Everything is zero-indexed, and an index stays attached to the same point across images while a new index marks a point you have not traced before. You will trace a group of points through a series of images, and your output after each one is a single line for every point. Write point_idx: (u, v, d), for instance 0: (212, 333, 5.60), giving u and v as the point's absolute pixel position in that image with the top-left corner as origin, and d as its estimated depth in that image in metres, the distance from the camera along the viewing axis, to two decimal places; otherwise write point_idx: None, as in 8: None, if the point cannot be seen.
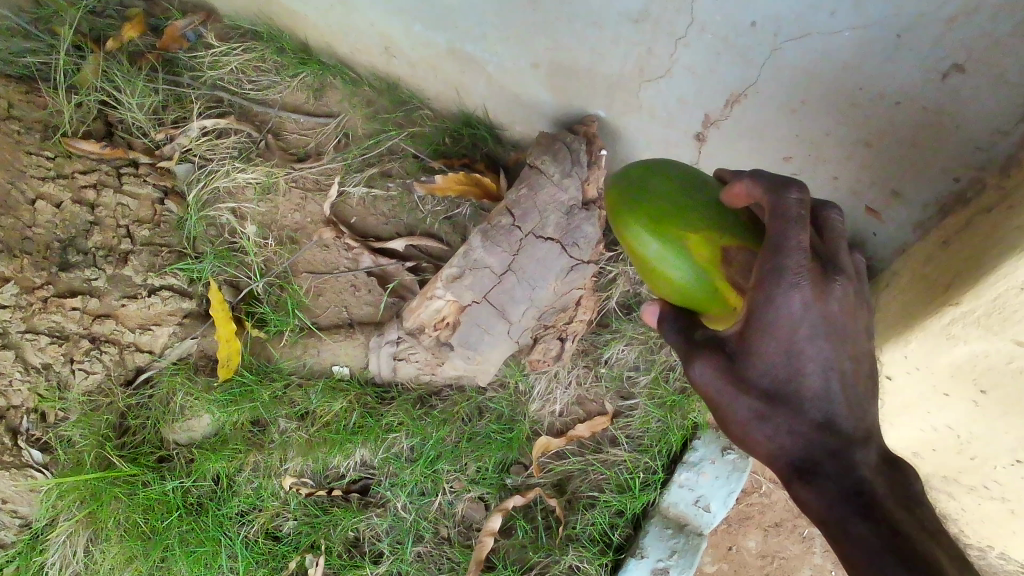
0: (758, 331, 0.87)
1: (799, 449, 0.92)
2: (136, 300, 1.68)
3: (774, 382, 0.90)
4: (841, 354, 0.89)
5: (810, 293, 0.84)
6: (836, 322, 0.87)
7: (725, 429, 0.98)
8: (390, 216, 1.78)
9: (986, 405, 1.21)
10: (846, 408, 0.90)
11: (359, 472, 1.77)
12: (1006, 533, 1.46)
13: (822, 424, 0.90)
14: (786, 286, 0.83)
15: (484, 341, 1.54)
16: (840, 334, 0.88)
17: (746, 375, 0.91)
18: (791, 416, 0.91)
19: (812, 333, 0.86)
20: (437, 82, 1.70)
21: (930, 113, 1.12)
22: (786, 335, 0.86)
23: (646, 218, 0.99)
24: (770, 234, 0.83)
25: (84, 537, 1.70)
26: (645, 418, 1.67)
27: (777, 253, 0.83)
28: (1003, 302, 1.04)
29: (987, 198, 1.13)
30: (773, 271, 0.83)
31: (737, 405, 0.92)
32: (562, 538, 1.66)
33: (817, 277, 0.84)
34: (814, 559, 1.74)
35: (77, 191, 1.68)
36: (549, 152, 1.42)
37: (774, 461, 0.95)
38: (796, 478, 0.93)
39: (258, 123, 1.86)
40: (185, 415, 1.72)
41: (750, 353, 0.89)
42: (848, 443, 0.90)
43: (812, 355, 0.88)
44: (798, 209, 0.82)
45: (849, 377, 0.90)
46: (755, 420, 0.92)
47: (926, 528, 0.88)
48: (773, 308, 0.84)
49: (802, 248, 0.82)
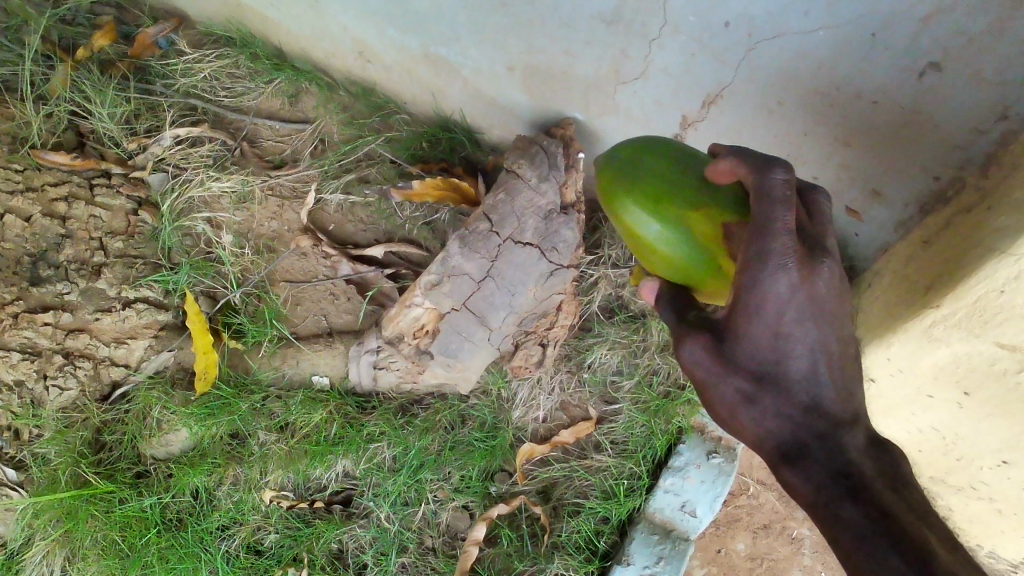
0: (746, 312, 0.84)
1: (787, 432, 0.89)
2: (110, 313, 1.66)
3: (762, 364, 0.88)
4: (830, 335, 0.87)
5: (796, 276, 0.81)
6: (824, 303, 0.85)
7: (712, 411, 0.96)
8: (369, 222, 1.76)
9: (971, 407, 1.19)
10: (833, 390, 0.88)
11: (341, 483, 1.75)
12: (996, 532, 1.44)
13: (809, 406, 0.88)
14: (773, 269, 0.81)
15: (464, 348, 1.51)
16: (828, 315, 0.86)
17: (735, 357, 0.88)
18: (778, 398, 0.89)
19: (800, 314, 0.84)
20: (413, 86, 1.67)
21: (907, 112, 1.10)
22: (774, 318, 0.84)
23: (644, 198, 1.00)
24: (755, 215, 0.80)
25: (61, 556, 1.67)
26: (629, 424, 1.65)
27: (764, 234, 0.80)
28: (985, 304, 1.03)
29: (967, 197, 1.11)
30: (759, 252, 0.81)
31: (725, 387, 0.90)
32: (547, 546, 1.65)
33: (804, 259, 0.82)
34: (803, 560, 1.72)
35: (47, 205, 1.65)
36: (525, 157, 1.40)
37: (761, 445, 0.93)
38: (782, 463, 0.91)
39: (233, 130, 1.83)
40: (162, 430, 1.69)
41: (738, 334, 0.87)
42: (836, 426, 0.88)
43: (800, 336, 0.86)
44: (783, 189, 0.79)
45: (837, 358, 0.88)
46: (743, 402, 0.90)
47: (917, 505, 0.83)
48: (760, 290, 0.82)
49: (789, 229, 0.79)
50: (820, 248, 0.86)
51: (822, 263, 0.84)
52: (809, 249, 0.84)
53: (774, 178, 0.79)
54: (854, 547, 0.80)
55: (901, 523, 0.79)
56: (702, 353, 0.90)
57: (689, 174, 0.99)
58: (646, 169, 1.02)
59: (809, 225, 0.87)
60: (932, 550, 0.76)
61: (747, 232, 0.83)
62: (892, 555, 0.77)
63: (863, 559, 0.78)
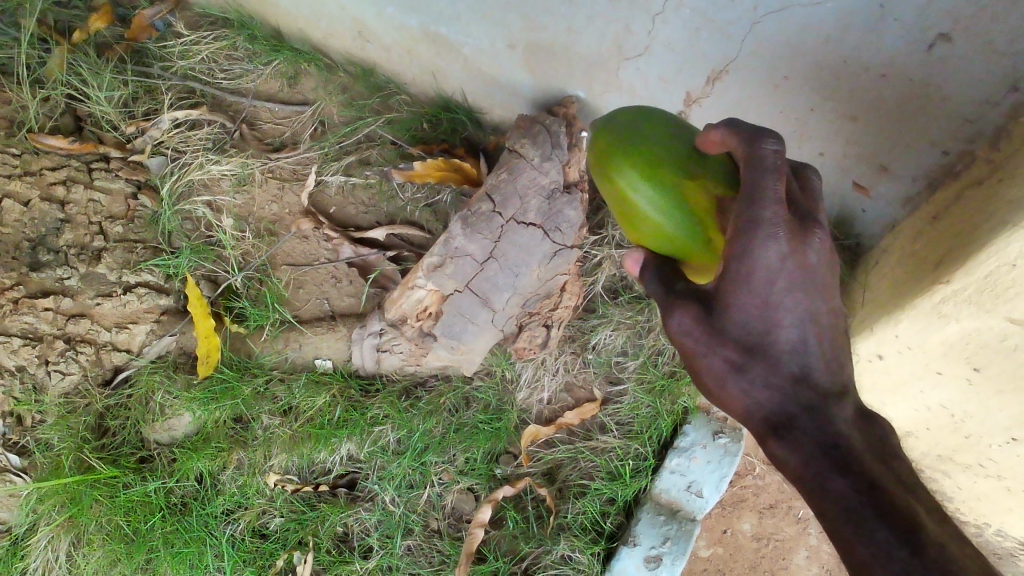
0: (734, 282, 0.83)
1: (775, 402, 0.90)
2: (111, 298, 1.65)
3: (750, 335, 0.87)
4: (821, 307, 0.86)
5: (786, 246, 0.80)
6: (814, 274, 0.83)
7: (700, 379, 0.96)
8: (370, 204, 1.74)
9: (980, 383, 1.18)
10: (822, 361, 0.88)
11: (345, 467, 1.74)
12: (1003, 510, 1.43)
13: (798, 377, 0.88)
14: (763, 238, 0.79)
15: (468, 330, 1.50)
16: (818, 286, 0.84)
17: (723, 328, 0.88)
18: (766, 369, 0.89)
19: (790, 285, 0.83)
20: (413, 66, 1.65)
21: (915, 86, 1.09)
22: (763, 289, 0.83)
23: (638, 160, 0.97)
24: (745, 183, 0.79)
25: (66, 542, 1.67)
26: (634, 405, 1.63)
27: (753, 203, 0.79)
28: (995, 279, 1.01)
29: (977, 171, 1.09)
30: (749, 222, 0.79)
31: (713, 356, 0.90)
32: (553, 528, 1.64)
33: (795, 229, 0.80)
34: (808, 540, 1.72)
35: (46, 188, 1.64)
36: (528, 136, 1.38)
37: (750, 415, 0.93)
38: (772, 434, 0.91)
39: (232, 113, 1.81)
40: (166, 415, 1.68)
41: (727, 304, 0.86)
42: (825, 399, 0.88)
43: (790, 308, 0.85)
44: (775, 158, 0.77)
45: (827, 330, 0.87)
46: (731, 371, 0.90)
47: (905, 478, 0.85)
48: (748, 260, 0.81)
49: (779, 199, 0.78)
50: (812, 218, 0.84)
51: (814, 233, 0.82)
52: (801, 219, 0.82)
53: (765, 147, 0.77)
54: (843, 520, 0.81)
55: (891, 497, 0.81)
56: (690, 322, 0.89)
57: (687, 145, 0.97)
58: (643, 133, 1.00)
59: (802, 195, 0.86)
60: (921, 524, 0.78)
61: (738, 201, 0.81)
62: (880, 527, 0.79)
63: (853, 533, 0.80)
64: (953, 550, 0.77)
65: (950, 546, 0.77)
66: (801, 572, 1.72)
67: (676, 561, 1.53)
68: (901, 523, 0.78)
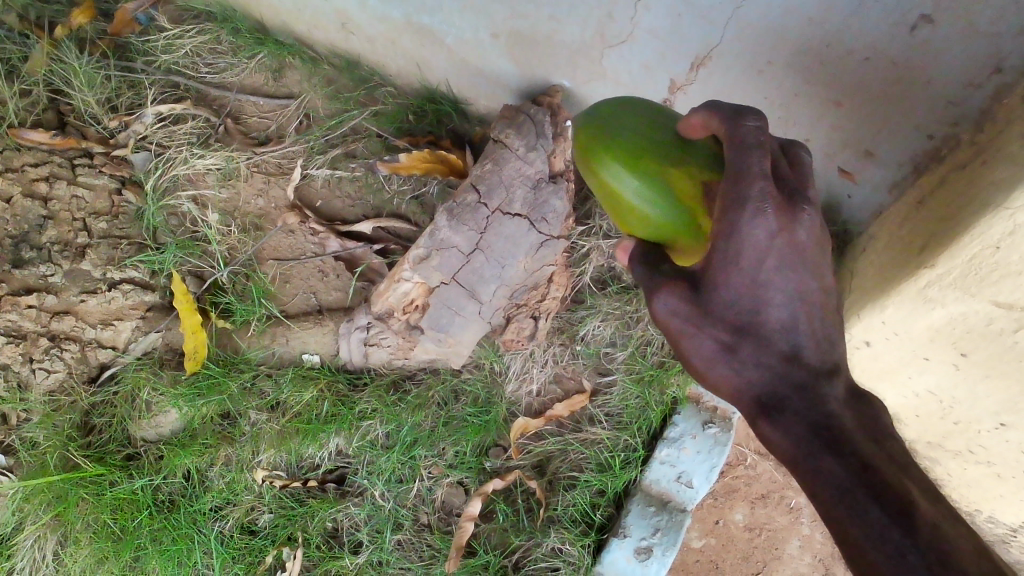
0: (722, 261, 0.83)
1: (765, 382, 0.89)
2: (95, 295, 1.64)
3: (740, 314, 0.87)
4: (812, 286, 0.85)
5: (776, 224, 0.79)
6: (805, 252, 0.83)
7: (687, 363, 0.95)
8: (356, 198, 1.73)
9: (968, 369, 1.17)
10: (811, 340, 0.87)
11: (334, 462, 1.72)
12: (994, 497, 1.42)
13: (789, 356, 0.87)
14: (750, 217, 0.79)
15: (455, 323, 1.50)
16: (808, 263, 0.84)
17: (713, 308, 0.87)
18: (757, 348, 0.88)
19: (780, 263, 0.83)
20: (397, 58, 1.64)
21: (899, 69, 1.08)
22: (752, 268, 0.83)
23: (625, 155, 0.98)
24: (731, 162, 0.79)
25: (52, 541, 1.66)
26: (623, 396, 1.62)
27: (740, 182, 0.78)
28: (979, 262, 1.00)
29: (961, 154, 1.09)
30: (735, 201, 0.79)
31: (702, 338, 0.89)
32: (544, 520, 1.64)
33: (784, 207, 0.80)
34: (801, 530, 1.71)
35: (28, 184, 1.64)
36: (512, 126, 1.37)
37: (740, 395, 0.92)
38: (762, 416, 0.90)
39: (217, 107, 1.80)
40: (152, 412, 1.67)
41: (715, 284, 0.85)
42: (815, 377, 0.87)
43: (779, 286, 0.84)
44: (756, 136, 0.79)
45: (818, 308, 0.87)
46: (720, 353, 0.89)
47: (897, 458, 0.82)
48: (737, 240, 0.81)
49: (766, 176, 0.78)
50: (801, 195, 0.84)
51: (804, 211, 0.81)
52: (790, 197, 0.82)
53: (747, 126, 0.79)
54: (835, 500, 0.79)
55: (883, 476, 0.79)
56: (679, 303, 0.87)
57: (670, 132, 0.97)
58: (626, 127, 1.00)
59: (790, 169, 0.86)
60: (915, 506, 0.76)
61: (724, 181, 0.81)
62: (873, 508, 0.76)
63: (845, 514, 0.77)
64: (947, 530, 0.75)
65: (943, 525, 0.75)
66: (794, 562, 1.71)
67: (666, 553, 1.53)
68: (894, 501, 0.76)
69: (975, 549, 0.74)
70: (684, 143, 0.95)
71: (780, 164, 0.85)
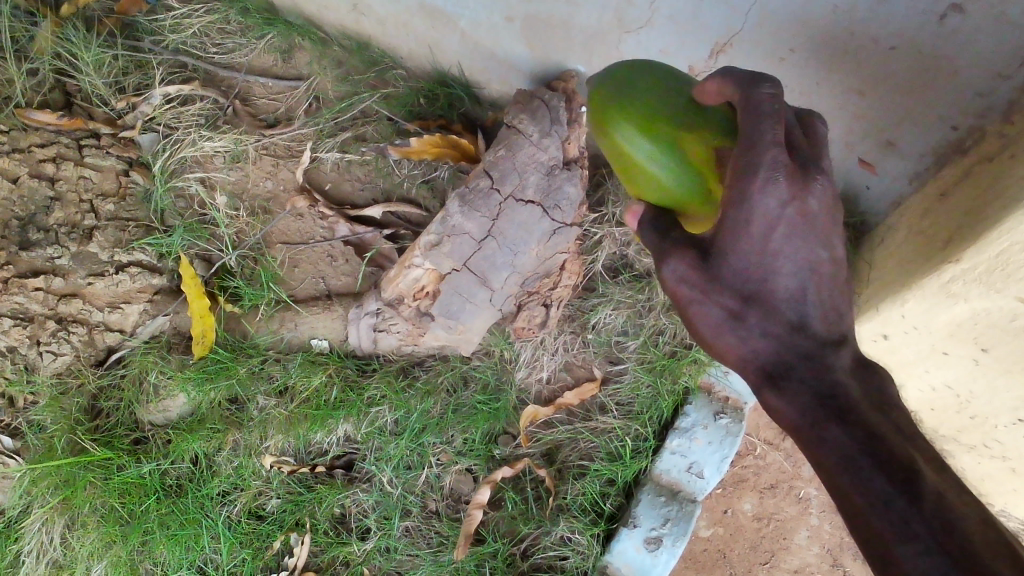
0: (731, 228, 0.81)
1: (772, 351, 0.88)
2: (102, 278, 1.62)
3: (748, 283, 0.85)
4: (820, 255, 0.84)
5: (786, 192, 0.77)
6: (814, 220, 0.81)
7: (694, 332, 0.93)
8: (366, 180, 1.71)
9: (988, 364, 1.16)
10: (819, 309, 0.86)
11: (342, 448, 1.72)
12: (1007, 491, 1.41)
13: (796, 326, 0.86)
14: (761, 186, 0.77)
15: (466, 309, 1.48)
16: (817, 232, 0.82)
17: (720, 276, 0.85)
18: (764, 317, 0.87)
19: (790, 231, 0.81)
20: (409, 40, 1.61)
21: (925, 58, 1.06)
22: (762, 236, 0.81)
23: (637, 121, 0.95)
24: (743, 129, 0.76)
25: (60, 524, 1.65)
26: (634, 385, 1.61)
27: (751, 149, 0.76)
28: (1007, 258, 0.98)
29: (989, 147, 1.07)
30: (746, 169, 0.76)
31: (709, 307, 0.88)
32: (553, 509, 1.63)
33: (795, 176, 0.78)
34: (810, 520, 1.70)
35: (35, 165, 1.62)
36: (526, 111, 1.35)
37: (746, 364, 0.91)
38: (769, 385, 0.89)
39: (225, 88, 1.77)
40: (159, 396, 1.65)
41: (724, 251, 0.83)
42: (822, 346, 0.86)
43: (788, 254, 0.83)
44: (770, 103, 0.75)
45: (827, 277, 0.85)
46: (727, 321, 0.88)
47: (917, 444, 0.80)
48: (748, 208, 0.78)
49: (778, 143, 0.75)
50: (814, 163, 0.81)
51: (815, 179, 0.79)
52: (802, 165, 0.80)
53: (761, 91, 0.76)
54: (841, 471, 0.78)
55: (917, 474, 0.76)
56: (686, 270, 0.86)
57: (685, 97, 0.94)
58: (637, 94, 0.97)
59: (810, 146, 0.83)
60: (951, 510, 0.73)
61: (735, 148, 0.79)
62: (876, 478, 0.75)
63: (850, 485, 0.77)
64: (952, 499, 0.74)
65: (950, 496, 0.74)
66: (802, 552, 1.70)
67: (676, 544, 1.52)
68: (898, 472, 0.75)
69: (983, 520, 0.73)
70: (696, 110, 0.92)
71: (792, 133, 0.83)
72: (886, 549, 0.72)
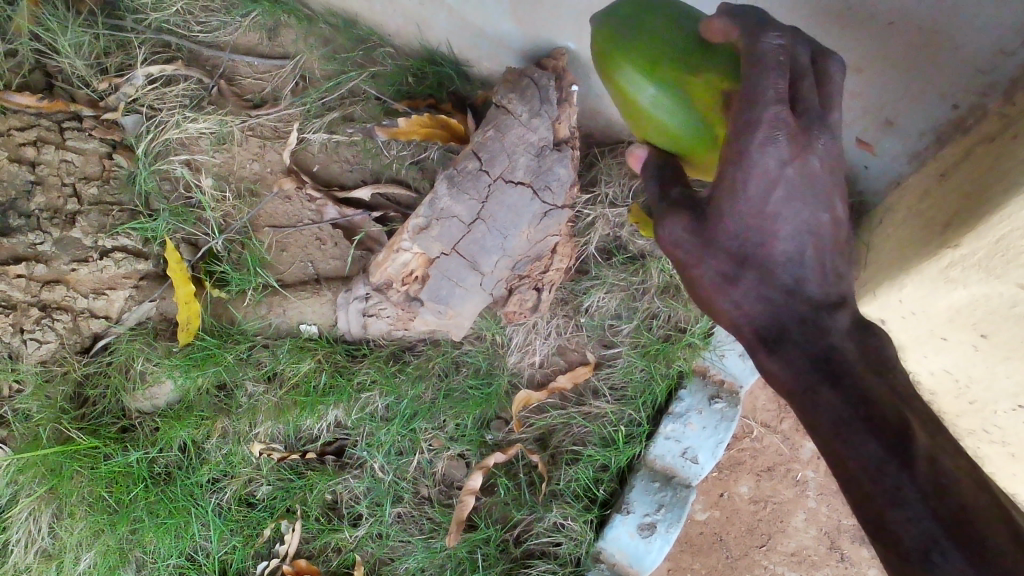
0: (731, 182, 0.82)
1: (767, 315, 0.87)
2: (87, 264, 1.59)
3: (746, 243, 0.86)
4: (820, 217, 0.84)
5: (785, 148, 0.79)
6: (815, 178, 0.82)
7: (693, 294, 0.94)
8: (355, 162, 1.68)
9: (987, 350, 1.13)
10: (818, 274, 0.86)
11: (334, 434, 1.70)
12: (1006, 476, 1.39)
13: (793, 289, 0.86)
14: (762, 139, 0.78)
15: (455, 294, 1.44)
16: (819, 191, 0.83)
17: (719, 235, 0.86)
18: (761, 280, 0.87)
19: (789, 189, 0.82)
20: (397, 17, 1.56)
21: (925, 34, 1.03)
22: (761, 193, 0.82)
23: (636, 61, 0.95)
24: (745, 83, 0.78)
25: (48, 514, 1.63)
26: (627, 368, 1.59)
27: (753, 103, 0.77)
28: (1007, 243, 0.95)
29: (989, 126, 1.05)
30: (747, 123, 0.78)
31: (704, 266, 0.89)
32: (546, 495, 1.61)
33: (797, 134, 0.79)
34: (807, 502, 1.68)
35: (14, 149, 1.57)
36: (516, 91, 1.31)
37: (740, 329, 0.91)
38: (762, 349, 0.89)
39: (209, 68, 1.74)
40: (146, 382, 1.63)
41: (721, 208, 0.84)
42: (818, 311, 0.85)
43: (788, 214, 0.83)
44: (775, 55, 0.76)
45: (826, 241, 0.86)
46: (723, 281, 0.88)
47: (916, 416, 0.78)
48: (746, 163, 0.80)
49: (779, 98, 0.77)
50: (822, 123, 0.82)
51: (817, 137, 0.80)
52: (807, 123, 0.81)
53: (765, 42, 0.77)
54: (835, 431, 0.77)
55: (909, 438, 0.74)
56: (684, 228, 0.88)
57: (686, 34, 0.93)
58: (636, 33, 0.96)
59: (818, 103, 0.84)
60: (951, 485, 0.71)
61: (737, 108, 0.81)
62: (870, 440, 0.74)
63: (843, 447, 0.76)
64: (946, 464, 0.72)
65: (946, 460, 0.73)
66: (799, 534, 1.68)
67: (670, 529, 1.49)
68: (899, 436, 0.74)
69: (980, 487, 0.72)
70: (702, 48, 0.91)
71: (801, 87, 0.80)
72: (878, 516, 0.72)
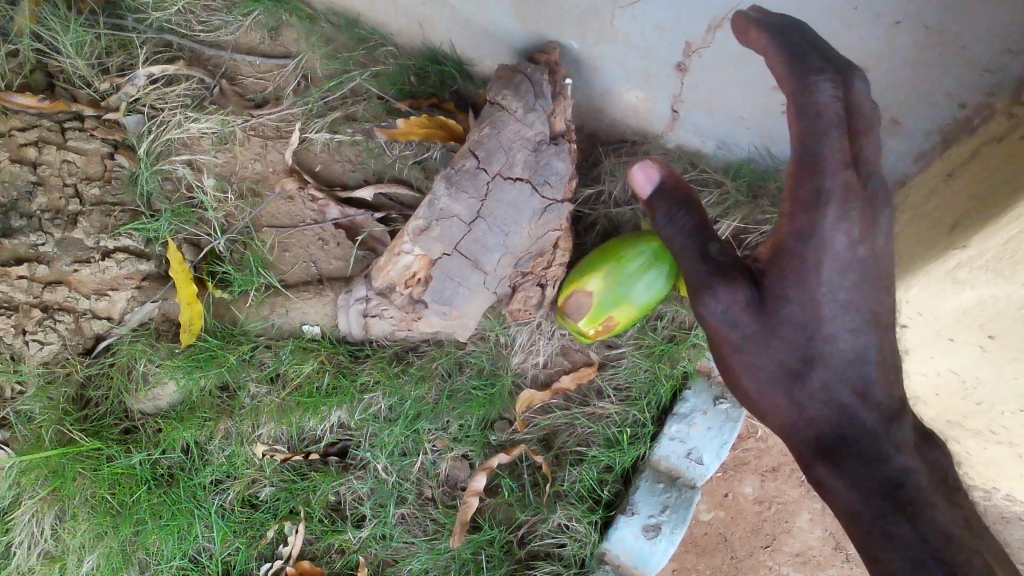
0: (796, 258, 0.94)
1: (831, 413, 1.00)
2: (89, 265, 1.59)
3: (811, 342, 0.98)
4: (880, 315, 0.97)
5: (853, 229, 0.90)
6: (882, 261, 0.94)
7: (740, 389, 1.10)
8: (357, 162, 1.67)
9: (995, 351, 1.12)
10: (880, 375, 0.99)
11: (337, 435, 1.70)
12: (1013, 476, 1.38)
13: (861, 394, 0.99)
14: (835, 218, 0.89)
15: (459, 295, 1.43)
16: (884, 277, 0.95)
17: (780, 317, 0.98)
18: (825, 376, 0.99)
19: (856, 274, 0.94)
20: (398, 16, 1.55)
21: (932, 33, 1.03)
22: (830, 277, 0.93)
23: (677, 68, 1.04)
24: (806, 155, 0.89)
25: (51, 515, 1.63)
26: (632, 369, 1.57)
27: (819, 185, 0.88)
28: (1017, 244, 0.94)
29: (996, 126, 1.04)
30: (815, 195, 0.89)
31: (765, 356, 1.02)
32: (550, 496, 1.61)
33: (864, 213, 0.90)
34: (812, 502, 1.68)
35: (16, 150, 1.58)
36: (509, 87, 1.30)
37: (797, 427, 1.04)
38: (823, 461, 1.01)
39: (211, 67, 1.73)
40: (149, 384, 1.62)
41: (790, 298, 0.96)
42: (880, 424, 0.98)
43: (851, 304, 0.95)
44: (831, 115, 0.85)
45: (886, 340, 0.98)
46: (787, 373, 1.01)
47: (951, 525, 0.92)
48: (819, 241, 0.91)
49: (842, 168, 0.87)
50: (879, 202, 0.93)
51: (881, 218, 0.92)
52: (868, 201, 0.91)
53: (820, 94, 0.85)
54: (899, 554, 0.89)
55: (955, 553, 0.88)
56: (736, 311, 1.00)
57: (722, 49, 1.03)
58: None
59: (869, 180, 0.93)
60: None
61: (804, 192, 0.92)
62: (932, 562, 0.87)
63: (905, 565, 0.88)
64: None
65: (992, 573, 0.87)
66: (805, 536, 1.68)
67: (675, 531, 1.48)
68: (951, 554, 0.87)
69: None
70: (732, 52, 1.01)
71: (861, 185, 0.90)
72: None
